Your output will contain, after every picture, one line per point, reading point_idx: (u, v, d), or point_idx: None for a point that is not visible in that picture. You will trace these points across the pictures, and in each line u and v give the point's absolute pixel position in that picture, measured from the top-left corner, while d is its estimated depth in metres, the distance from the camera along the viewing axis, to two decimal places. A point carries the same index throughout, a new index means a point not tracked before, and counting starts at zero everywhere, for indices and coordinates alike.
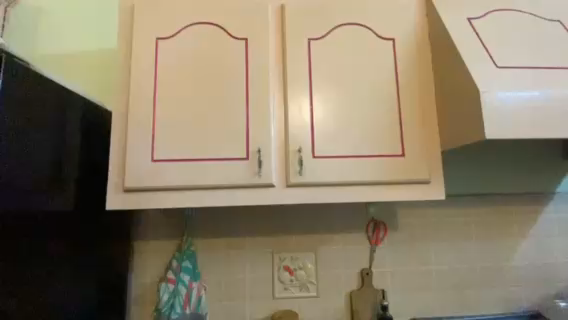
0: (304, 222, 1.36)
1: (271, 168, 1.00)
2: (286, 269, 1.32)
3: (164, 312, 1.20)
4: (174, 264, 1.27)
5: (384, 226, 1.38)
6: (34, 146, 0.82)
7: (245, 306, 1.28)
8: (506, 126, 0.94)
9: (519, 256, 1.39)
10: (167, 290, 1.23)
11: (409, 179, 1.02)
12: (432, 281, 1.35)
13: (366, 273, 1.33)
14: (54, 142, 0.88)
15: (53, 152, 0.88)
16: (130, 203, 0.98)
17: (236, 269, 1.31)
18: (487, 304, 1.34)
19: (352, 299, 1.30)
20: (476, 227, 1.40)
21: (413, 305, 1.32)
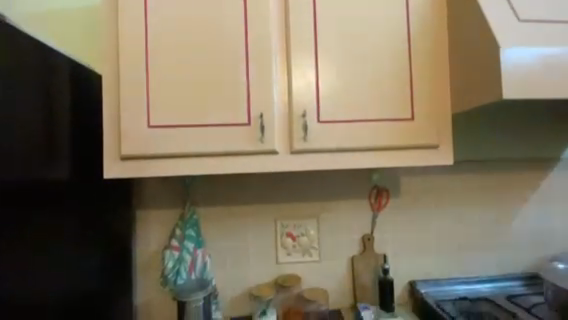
0: (306, 191, 1.35)
1: (274, 134, 0.95)
2: (289, 236, 1.33)
3: (171, 278, 1.22)
4: (177, 232, 1.27)
5: (386, 193, 1.37)
6: (27, 115, 0.76)
7: (249, 272, 1.31)
8: (526, 85, 0.88)
9: (519, 221, 1.40)
10: (172, 257, 1.24)
11: (417, 144, 0.98)
12: (432, 246, 1.37)
13: (367, 238, 1.34)
14: (44, 109, 0.82)
15: (45, 120, 0.83)
16: (128, 171, 0.95)
17: (239, 236, 1.32)
18: (485, 266, 1.37)
19: (354, 263, 1.33)
20: (479, 193, 1.40)
21: (413, 269, 1.35)
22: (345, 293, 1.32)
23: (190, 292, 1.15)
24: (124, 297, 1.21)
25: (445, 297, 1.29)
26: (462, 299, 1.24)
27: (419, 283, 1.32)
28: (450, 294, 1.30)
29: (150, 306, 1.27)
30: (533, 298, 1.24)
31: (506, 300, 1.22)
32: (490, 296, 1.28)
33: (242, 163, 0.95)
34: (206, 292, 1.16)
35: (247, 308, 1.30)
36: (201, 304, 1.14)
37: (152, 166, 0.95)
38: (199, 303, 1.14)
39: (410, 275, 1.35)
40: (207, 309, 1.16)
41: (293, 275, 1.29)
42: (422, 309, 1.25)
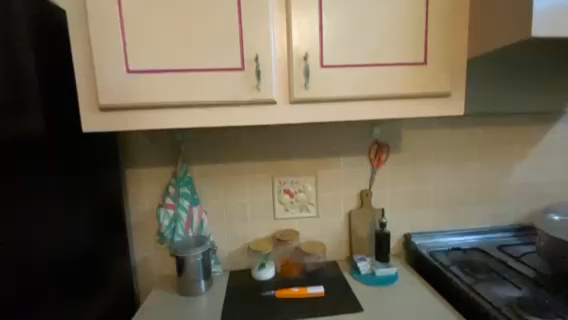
0: (304, 146, 1.29)
1: (272, 81, 0.85)
2: (286, 192, 1.30)
3: (168, 236, 1.22)
4: (171, 190, 1.22)
5: (387, 148, 1.32)
6: None
7: (246, 227, 1.30)
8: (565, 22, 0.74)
9: (517, 175, 1.40)
10: (168, 215, 1.21)
11: (428, 93, 0.90)
12: (430, 200, 1.37)
13: (365, 193, 1.32)
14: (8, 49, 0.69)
15: (11, 63, 0.70)
16: (110, 124, 0.85)
17: (236, 193, 1.29)
18: (479, 219, 1.40)
19: (351, 218, 1.33)
20: (481, 148, 1.37)
21: (410, 222, 1.36)
22: (342, 245, 1.34)
23: (186, 249, 1.15)
24: (122, 255, 1.20)
25: (439, 248, 1.31)
26: (453, 250, 1.28)
27: (414, 236, 1.34)
28: (444, 245, 1.33)
29: (148, 261, 1.27)
30: (522, 248, 1.28)
31: (496, 250, 1.27)
32: (482, 246, 1.31)
33: (238, 114, 0.86)
34: (204, 249, 1.15)
35: (246, 262, 1.31)
36: (199, 259, 1.14)
37: (137, 117, 0.85)
38: (197, 258, 1.14)
39: (406, 227, 1.37)
40: (206, 263, 1.17)
41: (291, 229, 1.30)
42: (416, 260, 1.28)
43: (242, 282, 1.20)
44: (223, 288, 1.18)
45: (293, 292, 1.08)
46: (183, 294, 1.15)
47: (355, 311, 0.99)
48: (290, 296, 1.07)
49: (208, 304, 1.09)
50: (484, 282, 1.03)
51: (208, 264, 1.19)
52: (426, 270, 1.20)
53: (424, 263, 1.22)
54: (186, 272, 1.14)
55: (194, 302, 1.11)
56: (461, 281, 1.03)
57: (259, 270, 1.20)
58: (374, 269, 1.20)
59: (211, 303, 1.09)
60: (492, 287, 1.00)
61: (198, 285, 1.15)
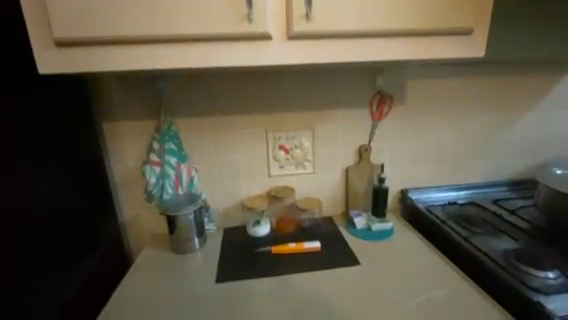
0: (301, 98, 1.19)
1: (266, 10, 0.71)
2: (281, 149, 1.22)
3: (155, 194, 1.16)
4: (155, 146, 1.13)
5: (390, 100, 1.23)
6: None
7: (239, 185, 1.24)
8: None
9: (520, 128, 1.35)
10: (154, 172, 1.14)
11: (447, 29, 0.78)
12: (430, 156, 1.32)
13: (365, 149, 1.26)
14: None
15: None
16: (71, 64, 0.71)
17: (227, 149, 1.20)
18: (478, 174, 1.37)
19: (349, 174, 1.28)
20: (486, 101, 1.30)
21: (409, 178, 1.33)
22: (339, 201, 1.31)
23: (177, 207, 1.09)
24: (108, 215, 1.13)
25: (436, 203, 1.29)
26: (449, 204, 1.28)
27: (411, 191, 1.32)
28: (440, 199, 1.32)
29: (138, 220, 1.22)
30: (517, 202, 1.28)
31: (492, 204, 1.26)
32: (477, 200, 1.31)
33: (226, 53, 0.73)
34: (196, 207, 1.10)
35: (239, 220, 1.26)
36: (191, 217, 1.10)
37: (104, 56, 0.71)
38: (190, 216, 1.09)
39: (404, 183, 1.33)
40: (199, 221, 1.13)
41: (287, 186, 1.25)
42: (410, 214, 1.28)
43: (237, 239, 1.17)
44: (218, 245, 1.15)
45: (289, 248, 1.06)
46: (176, 252, 1.12)
47: (351, 265, 0.99)
48: (286, 252, 1.06)
49: (203, 261, 1.07)
50: (479, 235, 1.04)
51: (201, 222, 1.15)
52: (422, 223, 1.20)
53: (419, 217, 1.22)
54: (178, 230, 1.10)
55: (189, 259, 1.09)
56: (458, 234, 1.03)
57: (253, 227, 1.17)
58: (369, 224, 1.19)
59: (205, 260, 1.07)
60: (487, 240, 1.01)
61: (192, 243, 1.12)
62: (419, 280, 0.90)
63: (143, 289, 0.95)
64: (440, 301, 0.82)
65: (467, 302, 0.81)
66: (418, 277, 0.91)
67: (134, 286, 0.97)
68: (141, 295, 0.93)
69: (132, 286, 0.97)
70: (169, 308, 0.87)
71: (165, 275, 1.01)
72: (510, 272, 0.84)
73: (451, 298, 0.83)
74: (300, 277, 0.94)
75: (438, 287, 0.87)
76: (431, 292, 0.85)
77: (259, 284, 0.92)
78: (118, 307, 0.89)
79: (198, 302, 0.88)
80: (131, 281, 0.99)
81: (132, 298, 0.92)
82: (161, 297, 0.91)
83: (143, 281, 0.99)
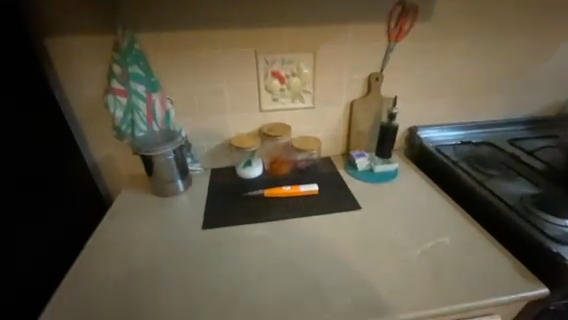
0: (301, 8, 0.93)
1: None
2: (275, 77, 1.01)
3: (126, 131, 0.97)
4: (116, 70, 0.90)
5: (415, 13, 0.98)
6: None
7: (225, 121, 1.06)
8: None
9: (557, 56, 1.14)
10: (119, 105, 0.93)
11: None
12: (448, 88, 1.13)
13: (375, 79, 1.05)
14: None
15: None
16: None
17: (208, 77, 0.98)
18: (497, 111, 1.21)
19: (353, 109, 1.10)
20: (527, 19, 1.06)
21: (421, 114, 1.16)
22: (339, 140, 1.16)
23: (152, 146, 0.94)
24: (72, 155, 0.96)
25: (447, 142, 1.16)
26: (461, 144, 1.15)
27: (421, 129, 1.16)
28: (451, 138, 1.18)
29: (111, 159, 1.07)
30: (537, 142, 1.16)
31: (508, 145, 1.14)
32: (492, 139, 1.18)
33: None
34: (176, 147, 0.95)
35: (228, 160, 1.13)
36: (171, 158, 0.96)
37: None
38: (169, 157, 0.95)
39: (415, 120, 1.17)
40: (181, 161, 0.99)
41: (282, 123, 1.08)
42: (417, 153, 1.15)
43: (225, 181, 1.05)
44: (205, 188, 1.04)
45: (283, 191, 0.96)
46: (158, 195, 1.01)
47: (352, 210, 0.90)
48: (280, 196, 0.95)
49: (188, 205, 0.96)
50: (494, 179, 0.94)
51: (184, 162, 1.01)
52: (429, 164, 1.09)
53: (427, 157, 1.10)
54: (156, 173, 0.97)
55: (172, 203, 0.98)
56: (472, 178, 0.93)
57: (243, 168, 1.06)
58: (372, 166, 1.07)
59: (191, 204, 0.97)
60: (502, 185, 0.92)
61: (175, 185, 1.00)
62: (425, 226, 0.83)
63: (122, 237, 0.86)
64: (447, 250, 0.75)
65: (475, 251, 0.75)
66: (424, 223, 0.83)
67: (112, 233, 0.88)
68: (120, 244, 0.84)
69: (109, 233, 0.88)
70: (152, 257, 0.79)
71: (146, 221, 0.91)
72: (523, 216, 0.79)
73: (459, 246, 0.76)
74: (295, 223, 0.86)
75: (444, 235, 0.80)
76: (437, 240, 0.78)
77: (250, 231, 0.84)
78: (95, 256, 0.81)
79: (184, 250, 0.80)
80: (108, 228, 0.90)
81: (110, 246, 0.83)
82: (142, 245, 0.83)
83: (121, 227, 0.90)
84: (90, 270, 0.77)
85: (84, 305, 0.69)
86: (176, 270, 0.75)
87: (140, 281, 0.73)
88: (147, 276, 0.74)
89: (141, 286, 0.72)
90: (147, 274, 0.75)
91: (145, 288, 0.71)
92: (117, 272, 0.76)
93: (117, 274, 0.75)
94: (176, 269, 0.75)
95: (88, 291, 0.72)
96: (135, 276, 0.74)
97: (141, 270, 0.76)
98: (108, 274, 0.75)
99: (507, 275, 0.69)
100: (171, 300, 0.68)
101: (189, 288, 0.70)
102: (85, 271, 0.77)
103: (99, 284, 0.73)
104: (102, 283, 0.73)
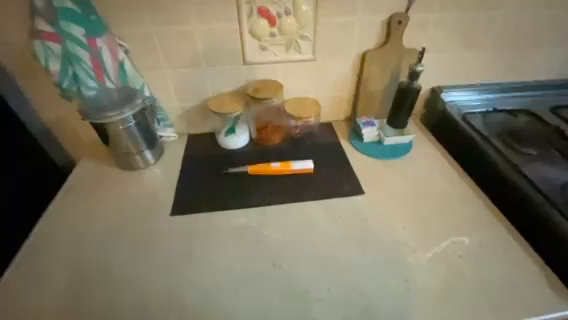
0: None
1: None
2: (264, 16, 0.76)
3: (72, 89, 0.76)
4: (38, 4, 0.66)
5: None
6: None
7: (201, 76, 0.84)
8: None
9: None
10: (53, 54, 0.71)
11: None
12: (487, 38, 0.89)
13: (398, 22, 0.80)
14: None
15: None
16: None
17: (174, 15, 0.74)
18: (541, 69, 0.98)
19: (365, 64, 0.86)
20: None
21: (446, 71, 0.93)
22: (344, 103, 0.94)
23: (106, 110, 0.74)
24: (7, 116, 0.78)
25: (476, 109, 0.95)
26: (493, 112, 0.94)
27: (446, 91, 0.94)
28: (481, 104, 0.96)
29: (63, 122, 0.88)
30: None
31: (551, 115, 0.93)
32: (531, 106, 0.96)
33: None
34: (136, 110, 0.75)
35: (207, 125, 0.93)
36: (133, 125, 0.77)
37: None
38: (129, 124, 0.77)
39: (438, 78, 0.95)
40: (146, 128, 0.80)
41: (273, 81, 0.85)
42: (437, 122, 0.95)
43: (203, 152, 0.88)
44: (179, 160, 0.87)
45: (271, 169, 0.79)
46: (123, 168, 0.84)
47: (353, 195, 0.74)
48: (268, 174, 0.79)
49: (157, 182, 0.81)
50: (530, 162, 0.77)
51: (151, 129, 0.82)
52: (451, 136, 0.90)
53: (449, 128, 0.90)
54: (117, 142, 0.79)
55: (138, 178, 0.82)
56: (504, 160, 0.76)
57: (225, 137, 0.87)
58: (382, 138, 0.88)
59: (160, 181, 0.81)
60: (540, 170, 0.75)
61: (142, 157, 0.83)
62: (440, 220, 0.68)
63: (74, 220, 0.72)
64: (464, 252, 0.62)
65: (498, 256, 0.62)
66: (439, 216, 0.69)
67: (63, 215, 0.74)
68: (71, 229, 0.70)
69: (59, 215, 0.73)
70: (108, 248, 0.66)
71: (104, 200, 0.76)
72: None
73: (479, 248, 0.63)
74: (284, 211, 0.71)
75: (462, 231, 0.66)
76: (452, 238, 0.64)
77: (229, 220, 0.70)
78: (42, 245, 0.68)
79: (147, 241, 0.67)
80: (59, 208, 0.75)
81: (59, 233, 0.70)
82: (97, 232, 0.69)
83: (75, 208, 0.75)
84: (34, 263, 0.65)
85: (27, 307, 0.58)
86: (136, 268, 0.63)
87: (92, 280, 0.61)
88: (100, 273, 0.62)
89: (93, 287, 0.60)
90: (100, 271, 0.62)
91: (98, 289, 0.60)
92: (66, 268, 0.63)
93: (66, 270, 0.63)
94: (136, 266, 0.63)
95: (31, 290, 0.60)
96: (86, 274, 0.62)
97: (93, 265, 0.64)
98: (55, 269, 0.63)
99: (534, 289, 0.57)
100: (129, 306, 0.57)
101: (150, 292, 0.59)
102: (28, 264, 0.64)
103: (44, 281, 0.62)
104: (47, 281, 0.62)
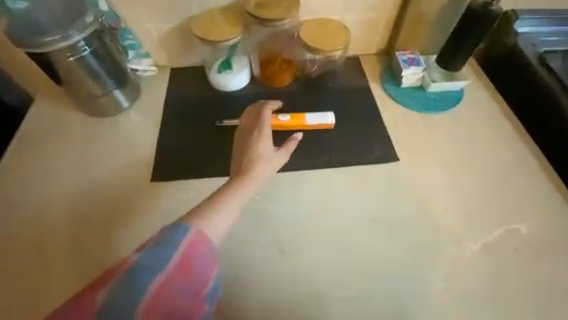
0: None
1: None
2: None
3: None
4: None
5: None
6: None
7: None
8: None
9: None
10: None
11: None
12: None
13: None
14: None
15: None
16: None
17: None
18: None
19: None
20: None
21: None
22: (379, 31, 0.69)
23: (43, 33, 0.51)
24: None
25: (561, 44, 0.69)
26: None
27: (522, 18, 0.68)
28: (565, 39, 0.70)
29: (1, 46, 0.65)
30: None
31: None
32: None
33: None
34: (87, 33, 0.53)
35: (195, 57, 0.71)
36: (88, 54, 0.55)
37: None
38: (84, 53, 0.55)
39: None
40: (110, 61, 0.59)
41: None
42: (500, 64, 0.70)
43: (191, 95, 0.68)
44: (159, 106, 0.67)
45: (278, 123, 0.61)
46: (90, 115, 0.65)
47: (383, 163, 0.58)
48: (274, 129, 0.61)
49: (136, 135, 0.63)
50: None
51: (118, 60, 0.61)
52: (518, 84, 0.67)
53: (518, 73, 0.67)
54: (71, 80, 0.58)
55: (111, 129, 0.64)
56: None
57: (219, 75, 0.66)
58: (426, 83, 0.66)
59: (137, 133, 0.63)
60: None
61: (112, 101, 0.63)
62: (494, 200, 0.54)
63: (32, 183, 0.58)
64: (521, 246, 0.50)
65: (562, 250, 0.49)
66: (491, 193, 0.54)
67: (30, 171, 0.60)
68: (30, 195, 0.57)
69: (12, 178, 0.59)
70: (94, 211, 0.55)
71: (75, 156, 0.61)
72: None
73: (539, 239, 0.50)
74: (293, 184, 0.56)
75: (520, 217, 0.52)
76: (508, 226, 0.51)
77: None
78: (5, 211, 0.56)
79: (126, 209, 0.55)
80: (23, 162, 0.61)
81: (25, 195, 0.57)
82: (74, 193, 0.57)
83: (43, 161, 0.61)
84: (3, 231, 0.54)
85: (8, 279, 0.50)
86: (115, 244, 0.52)
87: (66, 255, 0.51)
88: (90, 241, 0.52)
89: (79, 257, 0.51)
90: (88, 239, 0.52)
91: (69, 267, 0.50)
92: (36, 239, 0.53)
93: (41, 237, 0.53)
94: (114, 242, 0.52)
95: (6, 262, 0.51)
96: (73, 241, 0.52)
97: (61, 238, 0.53)
98: (16, 244, 0.53)
99: None
100: None
101: None
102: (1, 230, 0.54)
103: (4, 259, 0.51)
104: (11, 257, 0.52)
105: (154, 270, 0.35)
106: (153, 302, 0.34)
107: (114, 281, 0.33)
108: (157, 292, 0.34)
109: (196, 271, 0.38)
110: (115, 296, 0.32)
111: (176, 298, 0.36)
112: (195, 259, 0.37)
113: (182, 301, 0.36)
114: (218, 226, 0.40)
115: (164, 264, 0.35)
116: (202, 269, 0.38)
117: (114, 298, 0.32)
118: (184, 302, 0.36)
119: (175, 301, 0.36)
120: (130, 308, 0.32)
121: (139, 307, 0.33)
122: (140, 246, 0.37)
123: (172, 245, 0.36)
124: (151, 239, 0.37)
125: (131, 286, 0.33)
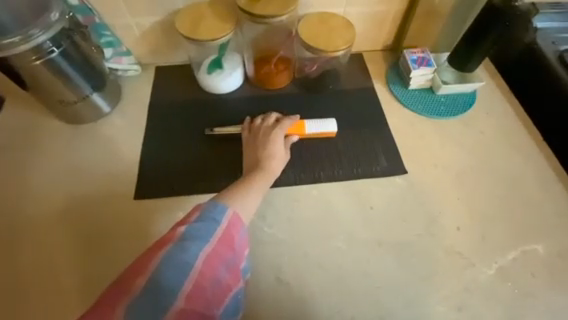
0: None
1: None
2: None
3: None
4: None
5: None
6: None
7: None
8: None
9: None
10: None
11: None
12: None
13: None
14: None
15: None
16: None
17: None
18: None
19: None
20: None
21: None
22: (386, 25, 0.63)
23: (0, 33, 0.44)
24: None
25: None
26: None
27: (542, 13, 0.63)
28: None
29: None
30: None
31: None
32: None
33: None
34: (54, 32, 0.46)
35: (182, 54, 0.64)
36: (56, 56, 0.48)
37: None
38: (51, 55, 0.48)
39: None
40: (83, 62, 0.52)
41: None
42: (516, 64, 0.64)
43: (177, 99, 0.61)
44: (142, 111, 0.60)
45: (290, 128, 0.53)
46: (65, 121, 0.58)
47: (390, 175, 0.53)
48: None
49: (117, 143, 0.57)
50: None
51: (93, 61, 0.54)
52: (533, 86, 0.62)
53: (535, 75, 0.61)
54: (39, 85, 0.51)
55: (89, 136, 0.58)
56: None
57: (209, 75, 0.59)
58: (436, 85, 0.60)
59: (119, 141, 0.57)
60: None
61: (89, 106, 0.56)
62: (509, 217, 0.50)
63: (10, 192, 0.53)
64: (537, 269, 0.46)
65: None
66: (506, 208, 0.50)
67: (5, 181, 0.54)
68: (9, 209, 0.52)
69: None
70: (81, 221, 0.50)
71: (53, 164, 0.55)
72: None
73: (557, 262, 0.46)
74: (291, 204, 0.51)
75: (537, 235, 0.48)
76: (523, 246, 0.47)
77: None
78: None
79: (118, 217, 0.51)
80: None
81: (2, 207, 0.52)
82: (57, 204, 0.52)
83: (19, 170, 0.55)
84: None
85: None
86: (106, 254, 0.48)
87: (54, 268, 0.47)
88: (78, 254, 0.48)
89: (69, 269, 0.47)
90: (77, 250, 0.48)
91: (58, 282, 0.46)
92: (18, 253, 0.48)
93: (25, 248, 0.49)
94: (105, 253, 0.48)
95: None
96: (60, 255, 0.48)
97: (51, 249, 0.49)
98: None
99: None
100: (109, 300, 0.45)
101: None
102: None
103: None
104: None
105: (202, 240, 0.34)
106: (201, 271, 0.33)
107: (164, 250, 0.32)
108: (205, 262, 0.34)
109: (237, 243, 0.37)
110: (167, 263, 0.31)
111: (219, 269, 0.35)
112: (235, 233, 0.37)
113: (223, 274, 0.36)
114: (246, 208, 0.43)
115: (210, 235, 0.35)
116: (240, 245, 0.38)
117: (168, 258, 0.32)
118: (225, 275, 0.36)
119: (218, 273, 0.35)
120: (181, 276, 0.32)
121: (190, 274, 0.32)
122: (183, 220, 0.36)
123: (216, 218, 0.36)
124: (194, 213, 0.36)
125: (181, 254, 0.32)
